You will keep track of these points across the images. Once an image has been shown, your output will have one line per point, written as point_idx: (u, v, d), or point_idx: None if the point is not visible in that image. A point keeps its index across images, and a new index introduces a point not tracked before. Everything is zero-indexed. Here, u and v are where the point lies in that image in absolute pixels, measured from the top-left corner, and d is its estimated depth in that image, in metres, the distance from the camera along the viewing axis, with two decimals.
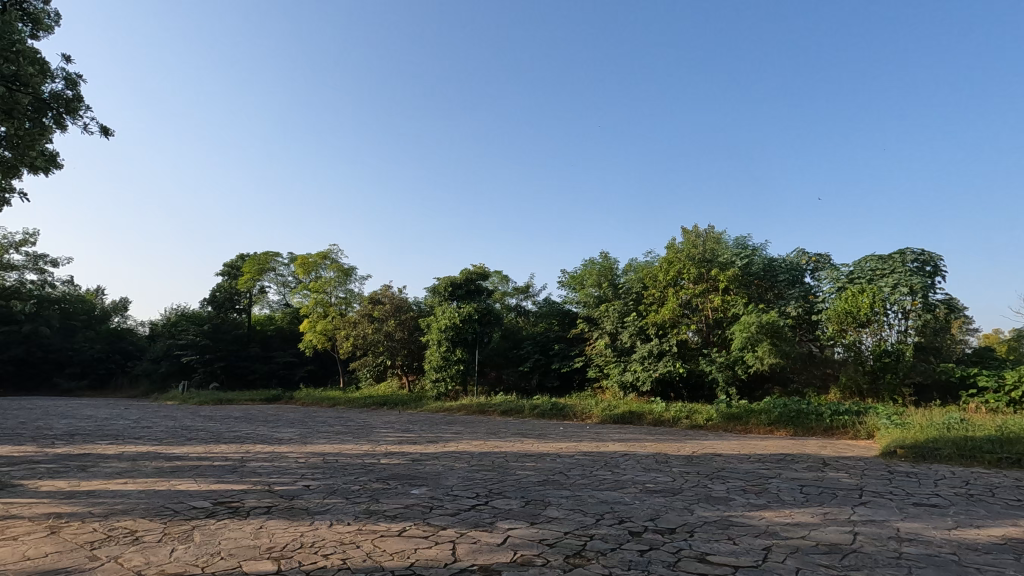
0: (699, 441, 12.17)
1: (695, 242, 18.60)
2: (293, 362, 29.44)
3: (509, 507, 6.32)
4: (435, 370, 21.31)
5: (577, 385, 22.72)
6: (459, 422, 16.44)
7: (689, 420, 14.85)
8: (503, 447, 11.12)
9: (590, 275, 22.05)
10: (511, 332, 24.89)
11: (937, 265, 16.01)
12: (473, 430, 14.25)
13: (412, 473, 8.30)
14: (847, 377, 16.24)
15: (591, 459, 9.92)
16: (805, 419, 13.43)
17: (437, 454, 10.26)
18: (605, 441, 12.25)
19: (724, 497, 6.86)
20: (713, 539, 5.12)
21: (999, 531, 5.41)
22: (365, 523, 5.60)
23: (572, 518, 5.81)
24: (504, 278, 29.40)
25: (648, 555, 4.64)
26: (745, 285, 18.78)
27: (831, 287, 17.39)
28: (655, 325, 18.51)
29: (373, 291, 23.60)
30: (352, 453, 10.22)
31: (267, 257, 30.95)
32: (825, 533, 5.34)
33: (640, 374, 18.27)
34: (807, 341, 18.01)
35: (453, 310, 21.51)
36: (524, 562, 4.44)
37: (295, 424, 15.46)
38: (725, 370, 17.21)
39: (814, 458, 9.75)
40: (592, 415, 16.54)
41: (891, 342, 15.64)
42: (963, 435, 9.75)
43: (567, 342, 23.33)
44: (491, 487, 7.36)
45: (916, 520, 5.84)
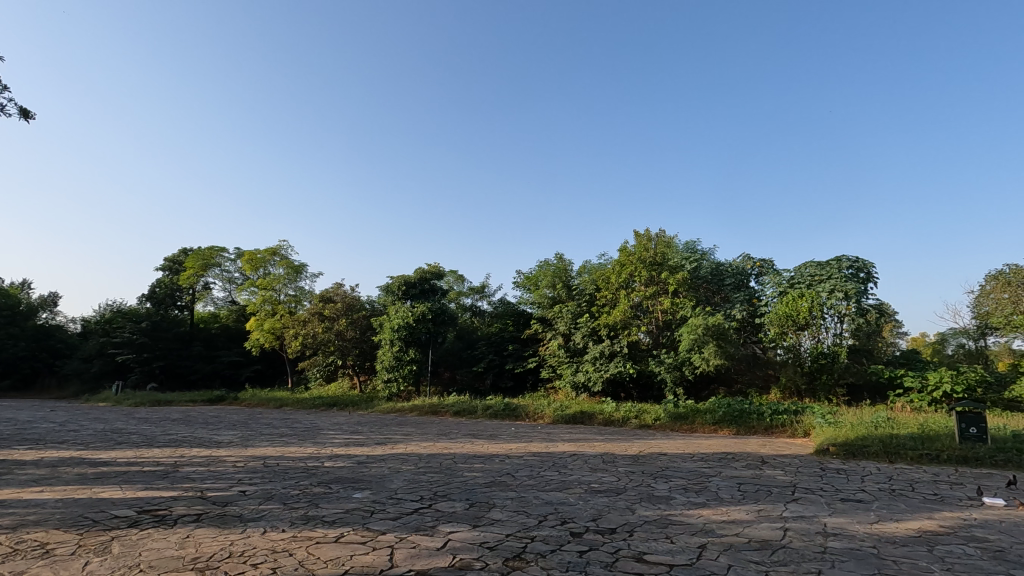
0: (646, 441, 12.41)
1: (647, 245, 18.76)
2: (238, 361, 28.31)
3: (452, 510, 6.25)
4: (386, 370, 20.88)
5: (531, 385, 22.78)
6: (411, 422, 16.22)
7: (639, 419, 15.16)
8: (453, 448, 11.03)
9: (544, 276, 21.99)
10: (465, 332, 24.77)
11: (869, 272, 16.87)
12: (423, 431, 14.06)
13: (356, 477, 8.09)
14: (787, 378, 16.99)
15: (539, 459, 9.95)
16: (747, 418, 13.91)
17: (384, 456, 10.07)
18: (555, 442, 12.34)
19: (665, 496, 7.01)
20: (651, 538, 5.20)
21: (916, 524, 5.74)
22: (301, 529, 5.41)
23: (514, 520, 5.80)
24: (459, 277, 29.26)
25: (587, 556, 4.66)
26: (695, 288, 19.39)
27: (774, 292, 18.03)
28: (607, 326, 18.76)
29: (324, 289, 22.98)
30: (294, 456, 9.90)
31: (212, 252, 29.82)
32: (758, 529, 5.53)
33: (591, 375, 18.50)
34: (751, 343, 18.64)
35: (406, 309, 21.26)
36: (463, 566, 4.38)
37: (236, 426, 14.86)
38: (674, 371, 17.62)
39: (753, 457, 10.10)
40: (544, 416, 16.61)
41: (828, 345, 16.43)
42: (889, 433, 10.32)
43: (521, 343, 23.29)
44: (436, 490, 7.26)
45: (842, 515, 6.13)
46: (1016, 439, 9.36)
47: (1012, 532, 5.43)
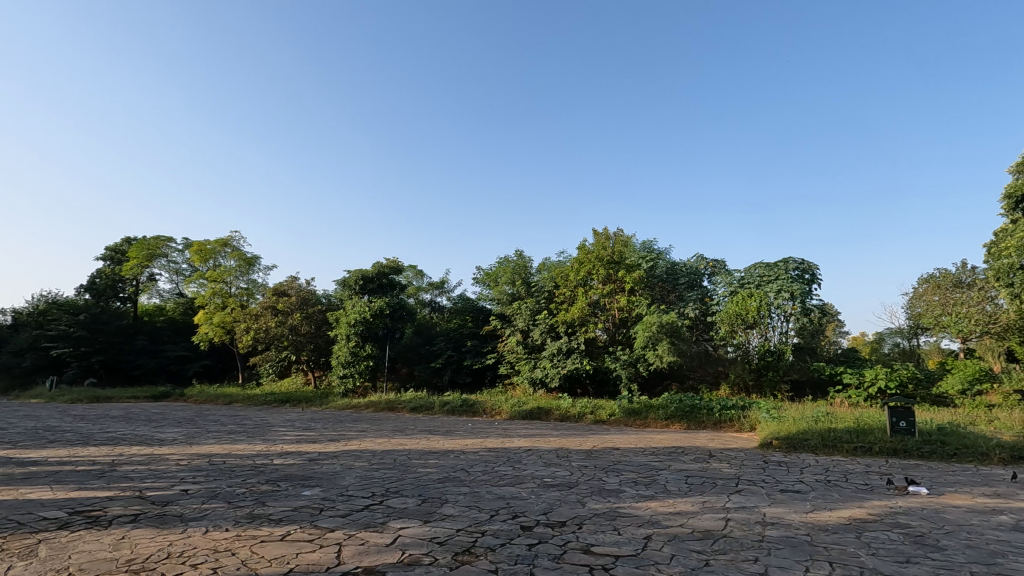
0: (600, 436, 12.62)
1: (605, 244, 19.10)
2: (185, 356, 27.18)
3: (404, 506, 6.20)
4: (342, 366, 20.52)
5: (489, 382, 22.78)
6: (366, 419, 16.04)
7: (594, 415, 15.41)
8: (408, 445, 10.95)
9: (504, 273, 22.02)
10: (423, 328, 24.53)
11: (814, 274, 17.64)
12: (378, 428, 13.88)
13: (306, 474, 7.92)
14: (735, 374, 17.59)
15: (494, 455, 9.99)
16: (698, 413, 14.34)
17: (337, 453, 9.90)
18: (511, 437, 12.41)
19: (616, 489, 7.18)
20: (599, 531, 5.31)
21: (847, 512, 6.07)
22: (245, 528, 5.27)
23: (466, 515, 5.81)
24: (418, 273, 29.05)
25: (536, 549, 4.73)
26: (650, 287, 19.87)
27: (725, 291, 18.63)
28: (565, 323, 18.97)
29: (278, 282, 22.34)
30: (242, 454, 9.60)
31: (158, 242, 28.57)
32: (701, 520, 5.72)
33: (548, 371, 18.64)
34: (703, 340, 19.18)
35: (364, 304, 20.90)
36: (411, 562, 4.36)
37: (181, 424, 14.27)
38: (629, 367, 17.96)
39: (701, 450, 10.44)
40: (501, 412, 16.66)
41: (774, 342, 17.13)
42: (827, 427, 10.86)
43: (480, 339, 23.25)
44: (388, 486, 7.20)
45: (781, 505, 6.42)
46: (941, 431, 10.03)
47: (931, 518, 5.81)
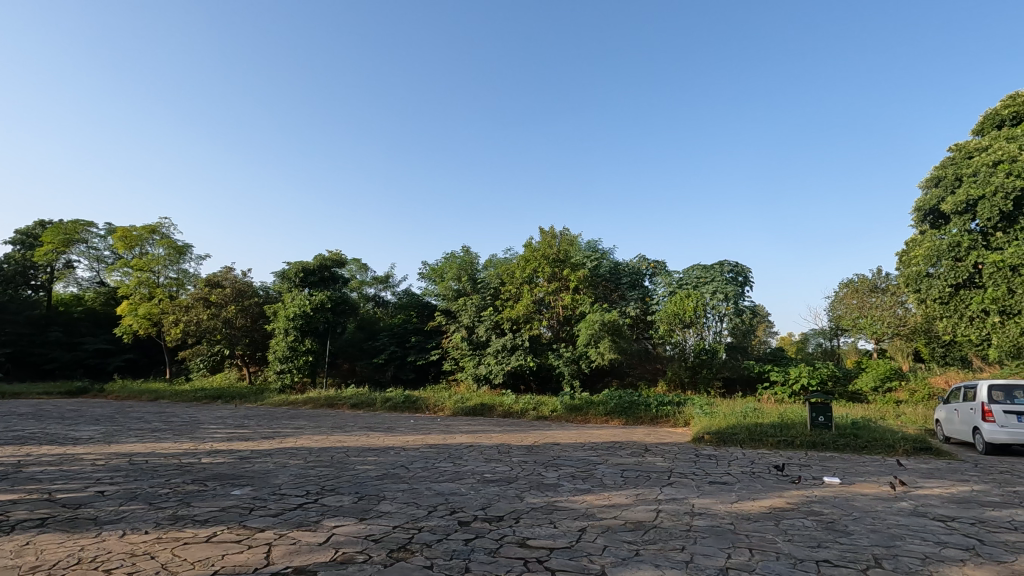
0: (541, 432, 12.81)
1: (551, 242, 19.37)
2: (105, 350, 25.42)
3: (339, 504, 6.06)
4: (280, 361, 19.84)
5: (432, 378, 22.58)
6: (304, 415, 15.57)
7: (536, 411, 15.61)
8: (347, 442, 10.71)
9: (450, 268, 21.84)
10: (366, 323, 24.09)
11: (747, 277, 18.53)
12: (316, 424, 13.50)
13: (237, 473, 7.60)
14: (672, 372, 18.25)
15: (435, 451, 9.92)
16: (636, 409, 14.79)
17: (271, 451, 9.55)
18: (453, 433, 12.37)
19: (554, 484, 7.31)
20: (536, 524, 5.40)
21: (768, 502, 6.44)
22: (167, 529, 5.02)
23: (403, 512, 5.76)
24: (363, 267, 28.44)
25: (473, 544, 4.75)
26: (594, 285, 20.30)
27: (665, 292, 19.27)
28: (510, 320, 19.07)
29: (211, 273, 21.28)
30: (167, 453, 9.08)
31: (75, 226, 26.54)
32: (633, 512, 5.92)
33: (492, 367, 18.71)
34: (643, 338, 19.78)
35: (303, 297, 20.18)
36: (344, 560, 4.29)
37: (99, 421, 13.34)
38: (571, 364, 18.30)
39: (637, 445, 10.78)
40: (444, 408, 16.59)
41: (709, 341, 17.87)
42: (754, 422, 11.46)
43: (424, 335, 22.98)
44: (324, 484, 7.03)
45: (708, 496, 6.74)
46: (855, 425, 10.79)
47: (842, 505, 6.26)
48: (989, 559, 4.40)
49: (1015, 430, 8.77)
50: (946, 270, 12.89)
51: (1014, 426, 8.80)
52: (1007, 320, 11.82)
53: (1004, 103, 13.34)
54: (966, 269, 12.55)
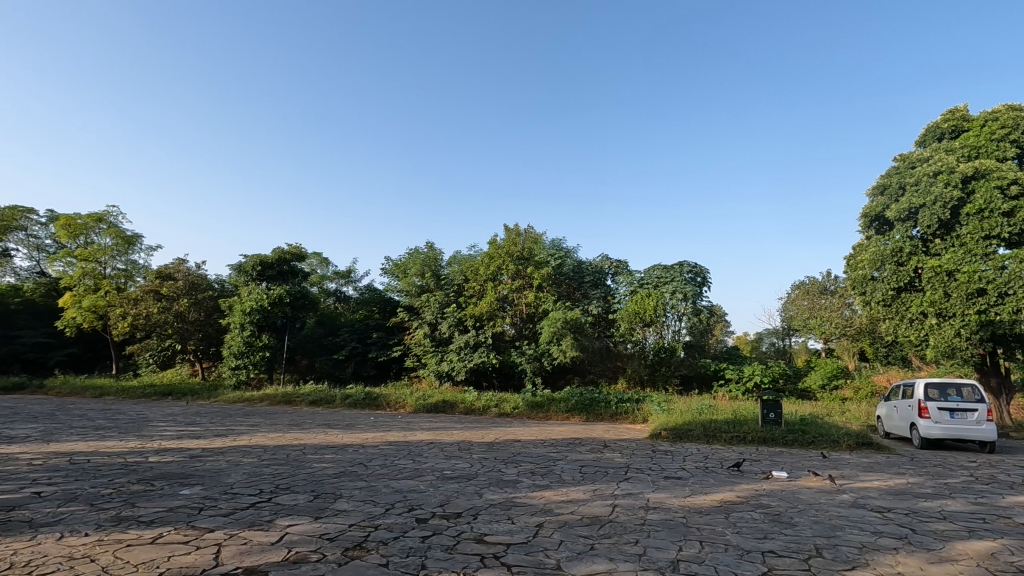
0: (502, 429, 12.87)
1: (515, 240, 19.46)
2: (46, 344, 24.12)
3: (294, 503, 5.95)
4: (234, 357, 19.23)
5: (394, 374, 22.35)
6: (260, 412, 15.16)
7: (498, 408, 15.64)
8: (304, 439, 10.49)
9: (413, 264, 21.59)
10: (326, 319, 23.66)
11: (705, 277, 19.03)
12: (272, 422, 13.18)
13: (187, 472, 7.35)
14: (632, 370, 18.60)
15: (395, 448, 9.83)
16: (596, 406, 15.00)
17: (223, 449, 9.26)
18: (414, 430, 12.30)
19: (513, 480, 7.37)
20: (493, 520, 5.43)
21: (718, 496, 6.67)
22: (109, 531, 4.82)
23: (360, 510, 5.69)
24: (323, 261, 27.88)
25: (429, 541, 4.74)
26: (558, 283, 20.48)
27: (626, 291, 19.60)
28: (473, 317, 18.99)
29: (162, 265, 20.41)
30: (110, 452, 8.68)
31: (13, 213, 25.08)
32: (590, 507, 6.02)
33: (455, 364, 18.66)
34: (604, 337, 20.05)
35: (260, 291, 19.61)
36: (298, 559, 4.21)
37: (37, 419, 12.64)
38: (534, 362, 18.43)
39: (596, 441, 10.95)
40: (405, 405, 16.44)
41: (668, 340, 18.27)
42: (709, 418, 11.80)
43: (386, 331, 22.66)
44: (278, 482, 6.87)
45: (663, 491, 6.92)
46: (802, 421, 11.25)
47: (788, 498, 6.53)
48: (920, 547, 4.67)
49: (948, 425, 9.34)
50: (890, 274, 13.54)
51: (947, 422, 9.36)
52: (942, 322, 12.47)
53: (944, 117, 14.09)
54: (907, 273, 13.22)
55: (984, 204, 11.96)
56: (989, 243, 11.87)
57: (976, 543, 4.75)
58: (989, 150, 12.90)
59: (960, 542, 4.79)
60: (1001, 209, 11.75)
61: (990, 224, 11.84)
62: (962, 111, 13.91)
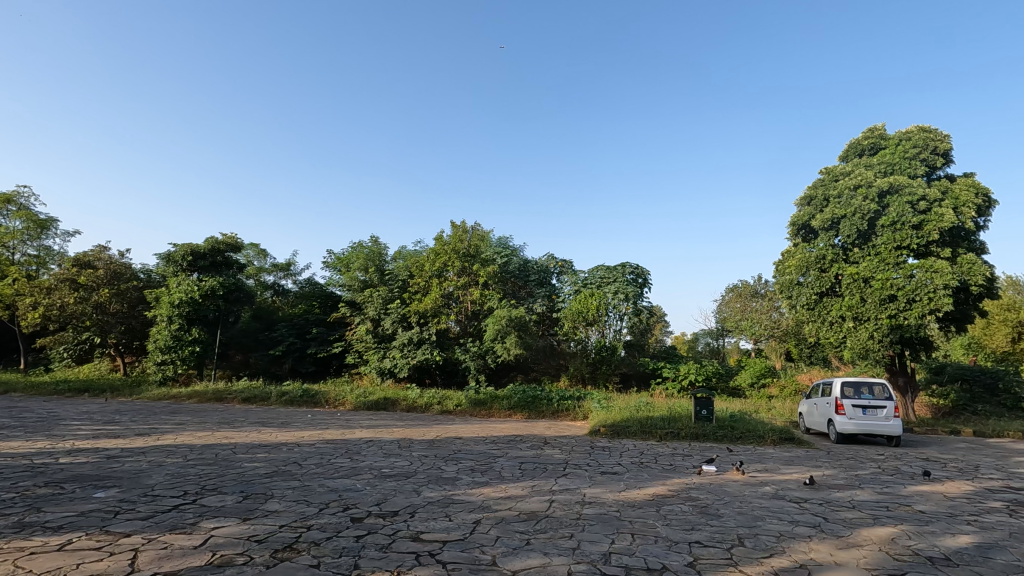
0: (444, 426, 12.80)
1: (462, 236, 19.39)
2: None
3: (221, 504, 5.69)
4: (161, 351, 18.25)
5: (334, 371, 21.74)
6: (187, 410, 14.38)
7: (441, 405, 15.55)
8: (235, 438, 10.05)
9: (357, 258, 21.02)
10: (263, 313, 22.62)
11: (646, 279, 19.62)
12: (200, 420, 12.55)
13: (103, 474, 6.89)
14: (574, 368, 18.91)
15: (332, 447, 9.59)
16: (538, 403, 15.17)
17: (145, 449, 8.73)
18: (352, 428, 12.04)
19: (453, 477, 7.36)
20: (431, 518, 5.40)
21: (651, 489, 6.91)
22: (10, 539, 4.44)
23: (292, 511, 5.52)
24: (261, 252, 26.77)
25: (364, 540, 4.66)
26: (503, 281, 20.56)
27: (570, 290, 19.95)
28: (417, 313, 18.73)
29: (80, 252, 18.95)
30: (14, 453, 7.99)
31: None
32: (528, 503, 6.10)
33: (397, 361, 18.40)
34: (548, 335, 20.29)
35: (191, 283, 18.57)
36: (222, 563, 4.04)
37: None
38: (477, 359, 18.43)
39: (537, 438, 11.09)
40: (345, 402, 16.05)
41: (609, 339, 18.68)
42: (645, 415, 12.19)
43: (327, 326, 21.98)
44: (205, 483, 6.55)
45: (599, 486, 7.10)
46: (731, 418, 11.82)
47: (716, 491, 6.85)
48: (831, 535, 5.01)
49: (861, 422, 10.07)
50: (813, 279, 14.44)
51: (859, 418, 10.09)
52: (858, 326, 13.44)
53: (864, 135, 15.12)
54: (829, 279, 14.16)
55: (897, 217, 12.91)
56: (900, 253, 12.86)
57: (879, 529, 5.16)
58: (902, 167, 13.98)
59: (866, 528, 5.19)
60: (911, 222, 12.71)
61: (901, 236, 12.82)
62: (879, 129, 14.98)
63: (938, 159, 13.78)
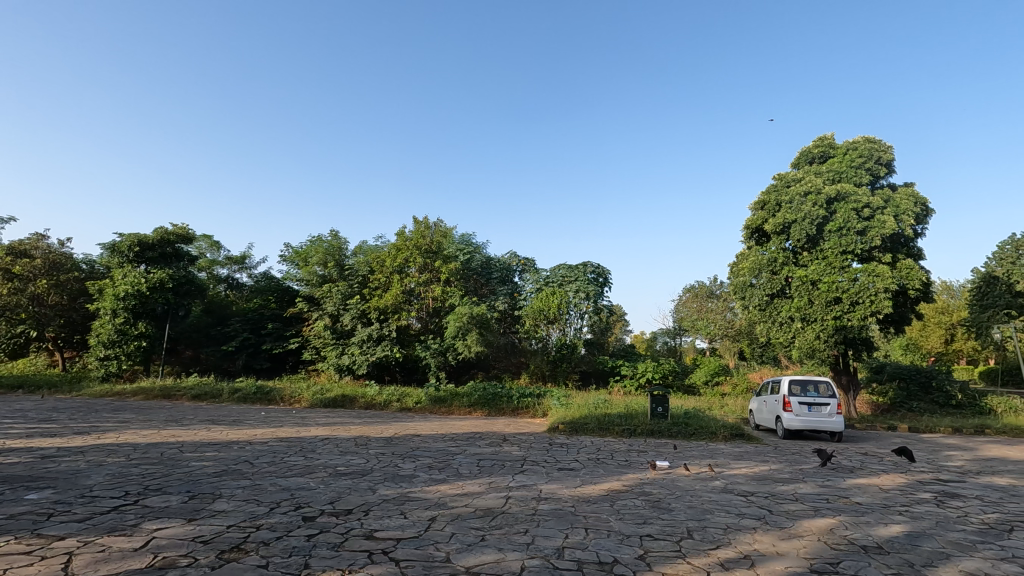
0: (403, 423, 12.66)
1: (424, 232, 19.23)
2: None
3: (165, 505, 5.48)
4: (104, 346, 17.47)
5: (290, 367, 21.21)
6: (132, 408, 13.76)
7: (400, 402, 15.41)
8: (182, 436, 9.69)
9: (316, 252, 20.52)
10: (215, 307, 21.80)
11: (607, 279, 19.90)
12: (146, 418, 12.05)
13: (36, 475, 6.52)
14: (535, 365, 19.03)
15: (286, 445, 9.37)
16: (499, 400, 15.20)
17: (84, 448, 8.31)
18: (308, 426, 11.79)
19: (410, 475, 7.30)
20: (386, 516, 5.35)
21: (606, 485, 7.04)
22: None
23: (241, 510, 5.36)
24: (214, 244, 25.86)
25: (315, 539, 4.58)
26: (465, 279, 20.52)
27: (532, 288, 20.09)
28: (377, 309, 18.46)
29: (15, 240, 17.82)
30: None
31: None
32: (484, 500, 6.12)
33: (357, 358, 18.11)
34: (510, 332, 20.35)
35: (138, 275, 17.80)
36: (164, 565, 3.89)
37: None
38: (438, 356, 18.29)
39: (496, 435, 11.11)
40: (300, 400, 15.67)
41: (570, 337, 18.88)
42: (603, 412, 12.41)
43: (283, 321, 21.38)
44: (148, 484, 6.29)
45: (555, 482, 7.19)
46: (685, 415, 12.14)
47: (668, 486, 7.03)
48: (774, 526, 5.23)
49: (806, 419, 10.51)
50: (766, 281, 14.99)
51: (805, 415, 10.53)
52: (806, 326, 14.03)
53: (815, 143, 15.74)
54: (780, 281, 14.72)
55: (844, 223, 13.51)
56: (846, 258, 13.47)
57: (819, 520, 5.41)
58: (849, 176, 14.64)
59: (807, 520, 5.43)
60: (856, 228, 13.33)
61: (847, 241, 13.44)
62: (829, 139, 15.63)
63: (881, 168, 14.49)
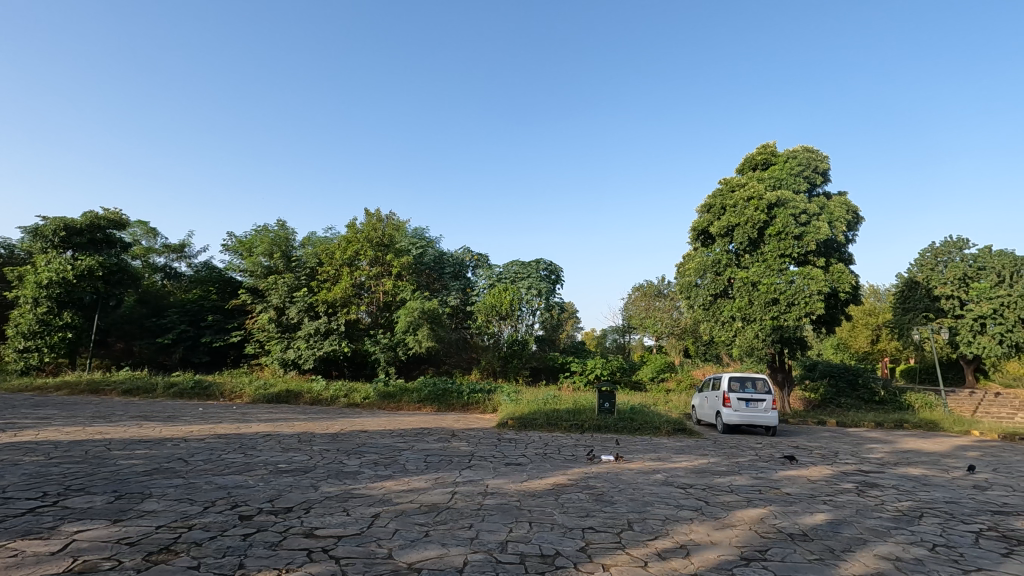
0: (349, 419, 12.41)
1: (375, 225, 18.91)
2: None
3: (88, 505, 5.16)
4: (23, 337, 16.29)
5: (231, 361, 20.43)
6: (54, 403, 12.86)
7: (347, 398, 15.12)
8: (109, 434, 9.15)
9: (261, 242, 19.74)
10: (151, 297, 20.67)
11: (559, 276, 20.19)
12: (70, 414, 11.33)
13: None
14: (486, 362, 19.02)
15: (224, 441, 9.01)
16: (449, 396, 15.15)
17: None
18: (248, 422, 11.39)
19: (354, 471, 7.17)
20: (327, 513, 5.24)
21: (552, 479, 7.14)
22: None
23: (172, 510, 5.12)
24: (150, 231, 24.51)
25: (252, 538, 4.43)
26: (417, 273, 20.32)
27: (485, 283, 20.12)
28: (326, 303, 18.02)
29: None
30: None
31: None
32: (429, 495, 6.09)
33: (303, 352, 17.60)
34: (461, 328, 20.27)
35: (63, 261, 16.68)
36: (84, 569, 3.67)
37: None
38: (388, 352, 18.01)
39: (445, 431, 11.05)
40: (242, 395, 15.10)
41: (521, 334, 18.98)
42: (552, 408, 12.56)
43: (224, 314, 20.53)
44: (69, 483, 5.91)
45: (502, 477, 7.23)
46: (631, 410, 12.47)
47: (612, 479, 7.20)
48: (709, 517, 5.45)
49: (744, 414, 10.99)
50: (710, 282, 15.52)
51: (743, 410, 11.00)
52: (746, 325, 14.65)
53: (758, 151, 16.39)
54: (723, 282, 15.26)
55: (783, 228, 14.19)
56: (784, 261, 14.18)
57: (751, 511, 5.67)
58: (789, 184, 15.36)
59: (740, 510, 5.69)
60: (793, 233, 14.03)
61: (785, 245, 14.14)
62: (771, 147, 16.34)
63: (817, 178, 15.28)
